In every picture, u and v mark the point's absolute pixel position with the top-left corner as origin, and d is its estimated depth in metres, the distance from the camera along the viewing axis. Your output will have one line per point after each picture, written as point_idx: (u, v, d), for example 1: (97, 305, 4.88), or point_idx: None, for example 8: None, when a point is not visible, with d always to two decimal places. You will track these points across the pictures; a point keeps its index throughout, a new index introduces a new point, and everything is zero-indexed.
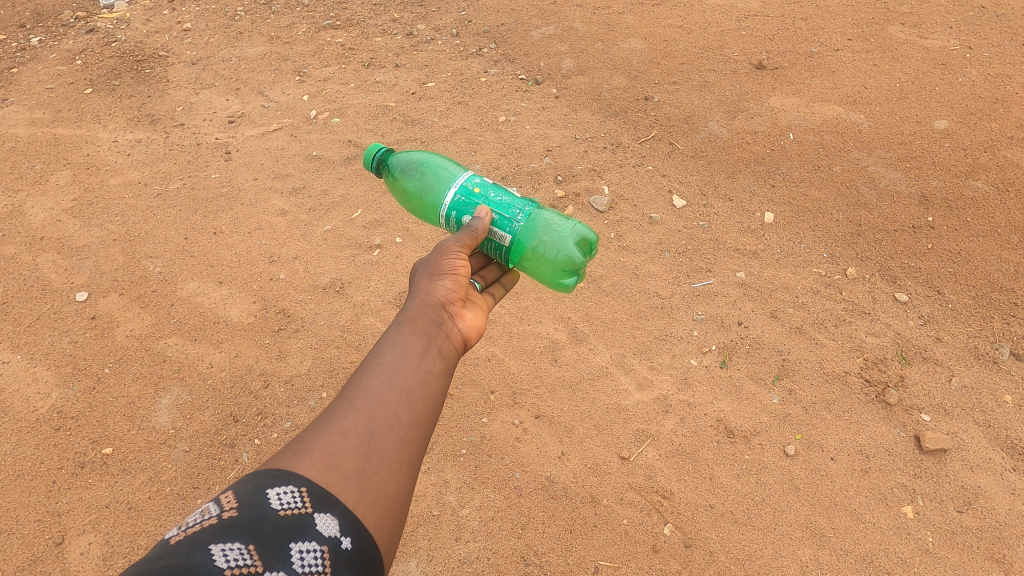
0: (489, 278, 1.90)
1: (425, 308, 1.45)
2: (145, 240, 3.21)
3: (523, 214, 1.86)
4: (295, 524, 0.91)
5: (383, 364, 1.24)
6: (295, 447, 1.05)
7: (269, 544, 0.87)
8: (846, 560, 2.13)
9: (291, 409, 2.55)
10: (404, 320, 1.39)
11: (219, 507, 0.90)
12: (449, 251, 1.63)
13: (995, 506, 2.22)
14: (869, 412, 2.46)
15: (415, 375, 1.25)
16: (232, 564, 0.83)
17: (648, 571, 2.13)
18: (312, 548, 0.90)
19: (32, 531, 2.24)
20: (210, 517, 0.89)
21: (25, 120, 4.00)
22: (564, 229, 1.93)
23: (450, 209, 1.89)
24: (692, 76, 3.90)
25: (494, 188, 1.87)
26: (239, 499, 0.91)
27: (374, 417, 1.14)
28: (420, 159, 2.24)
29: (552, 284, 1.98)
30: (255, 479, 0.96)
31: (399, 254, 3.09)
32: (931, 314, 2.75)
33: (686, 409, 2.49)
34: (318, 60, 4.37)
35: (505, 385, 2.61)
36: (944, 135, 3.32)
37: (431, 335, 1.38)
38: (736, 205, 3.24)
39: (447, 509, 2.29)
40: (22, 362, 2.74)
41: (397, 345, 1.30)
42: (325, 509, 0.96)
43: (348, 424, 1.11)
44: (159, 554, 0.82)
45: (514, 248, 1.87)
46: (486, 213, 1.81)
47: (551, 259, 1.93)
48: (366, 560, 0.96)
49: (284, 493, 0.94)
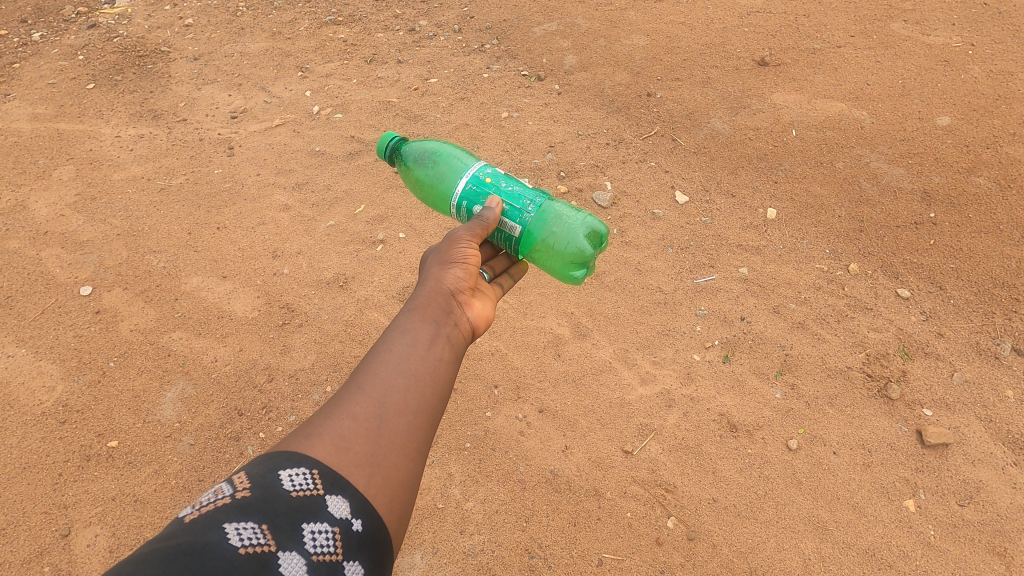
0: (497, 269, 1.93)
1: (434, 296, 1.46)
2: (149, 235, 3.21)
3: (534, 205, 1.86)
4: (307, 505, 0.92)
5: (393, 350, 1.25)
6: (306, 430, 1.06)
7: (281, 524, 0.88)
8: (849, 554, 2.15)
9: (296, 403, 2.56)
10: (414, 307, 1.39)
11: (232, 488, 0.91)
12: (459, 241, 1.64)
13: (996, 500, 2.23)
14: (871, 407, 2.47)
15: (424, 361, 1.26)
16: (245, 543, 0.83)
17: (652, 564, 2.14)
18: (324, 529, 0.91)
19: (39, 523, 2.25)
20: (222, 497, 0.89)
21: (27, 115, 4.00)
22: (575, 221, 1.94)
23: (461, 198, 1.90)
24: (695, 73, 3.91)
25: (506, 178, 1.87)
26: (252, 480, 0.92)
27: (385, 402, 1.15)
28: (432, 149, 2.25)
29: (561, 276, 1.99)
30: (266, 461, 0.97)
31: (402, 249, 3.09)
32: (933, 310, 2.76)
33: (689, 404, 2.51)
34: (320, 56, 4.38)
35: (509, 379, 2.62)
36: (947, 131, 3.32)
37: (440, 322, 1.39)
38: (738, 201, 3.25)
39: (452, 502, 2.30)
40: (27, 356, 2.74)
41: (406, 331, 1.31)
42: (336, 492, 0.97)
43: (358, 409, 1.12)
44: (173, 532, 0.83)
45: (524, 239, 1.87)
46: (497, 203, 1.81)
47: (561, 251, 1.94)
48: (376, 543, 0.96)
49: (296, 475, 0.95)
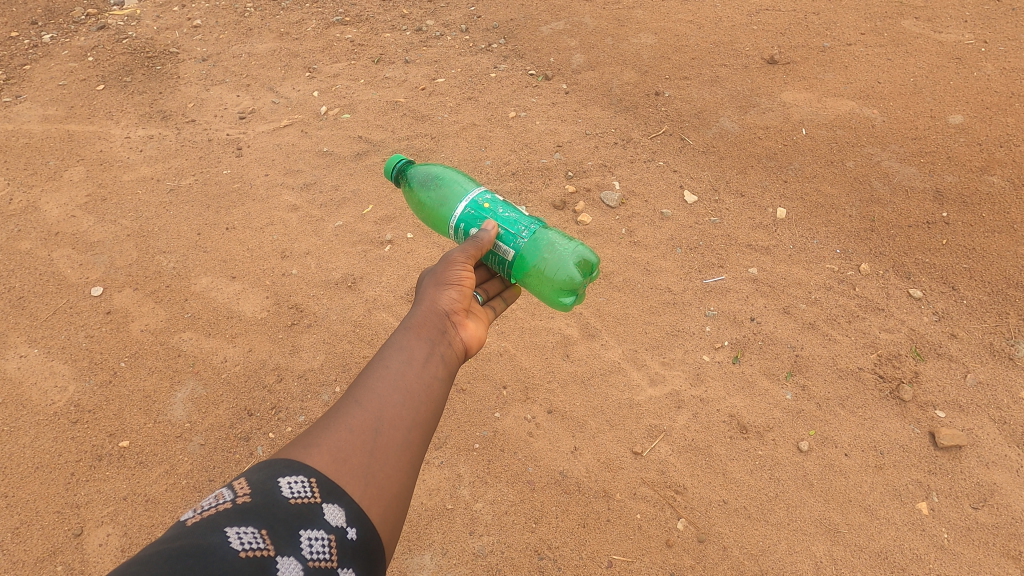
0: (491, 292, 1.89)
1: (430, 316, 1.45)
2: (159, 235, 3.23)
3: (528, 232, 1.85)
4: (305, 512, 0.92)
5: (389, 366, 1.24)
6: (304, 440, 1.06)
7: (279, 530, 0.87)
8: (860, 556, 2.13)
9: (305, 404, 2.56)
10: (410, 326, 1.39)
11: (233, 493, 0.91)
12: (456, 262, 1.64)
13: (1011, 503, 2.21)
14: (883, 408, 2.45)
15: (419, 379, 1.25)
16: (245, 547, 0.83)
17: (662, 566, 2.13)
18: (320, 537, 0.90)
19: (52, 523, 2.26)
20: (224, 502, 0.89)
21: (38, 117, 4.02)
22: (567, 249, 1.95)
23: (459, 221, 1.90)
24: (703, 71, 3.89)
25: (503, 204, 1.88)
26: (252, 486, 0.92)
27: (381, 415, 1.15)
28: (436, 173, 2.24)
29: (551, 302, 1.98)
30: (267, 467, 0.97)
31: (410, 250, 3.10)
32: (945, 311, 2.74)
33: (699, 405, 2.50)
34: (328, 56, 4.39)
35: (517, 380, 2.62)
36: (960, 130, 3.28)
37: (435, 341, 1.38)
38: (748, 201, 3.24)
39: (461, 503, 2.30)
40: (39, 356, 2.76)
41: (402, 348, 1.30)
42: (333, 500, 0.97)
43: (355, 421, 1.12)
44: (174, 534, 0.82)
45: (516, 264, 1.86)
46: (492, 227, 1.80)
47: (551, 278, 1.94)
48: (369, 552, 0.96)
49: (295, 483, 0.95)
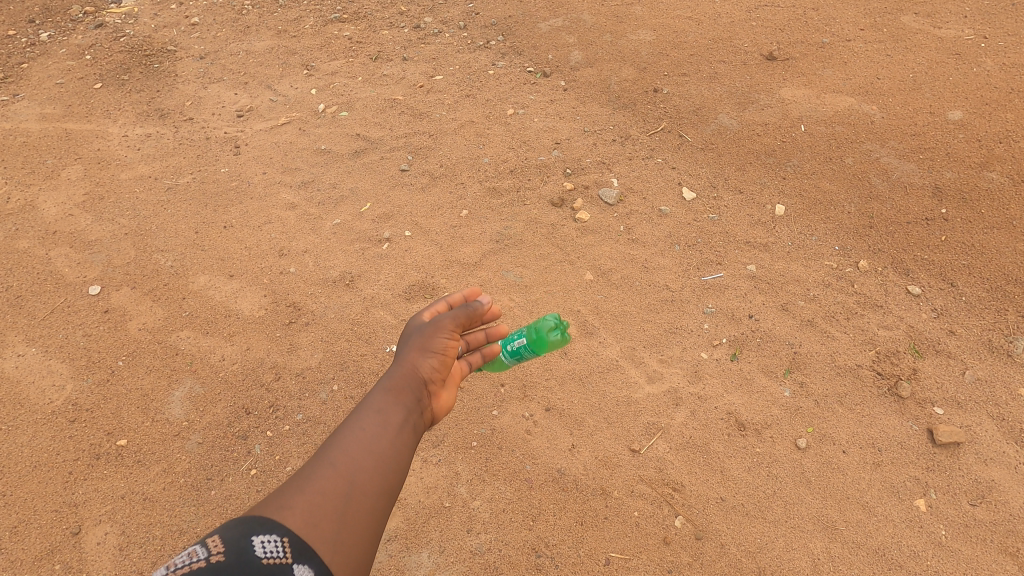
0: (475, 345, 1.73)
1: (416, 370, 1.43)
2: (157, 234, 3.23)
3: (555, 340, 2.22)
4: None
5: (368, 428, 1.23)
6: (277, 500, 1.06)
7: None
8: (858, 553, 2.12)
9: (303, 402, 2.56)
10: (394, 381, 1.37)
11: (206, 550, 0.91)
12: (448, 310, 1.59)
13: (1008, 500, 2.20)
14: (881, 405, 2.45)
15: (396, 445, 1.23)
16: None
17: (660, 563, 2.13)
18: None
19: (50, 521, 2.26)
20: (197, 560, 0.89)
21: (36, 116, 4.01)
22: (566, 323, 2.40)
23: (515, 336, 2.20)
24: (702, 67, 3.88)
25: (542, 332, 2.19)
26: (227, 544, 0.92)
27: (355, 479, 1.14)
28: None
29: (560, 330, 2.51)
30: (240, 524, 0.97)
31: (409, 248, 3.10)
32: (944, 307, 2.74)
33: (697, 402, 2.49)
34: (326, 53, 4.38)
35: (515, 378, 2.61)
36: (959, 126, 3.27)
37: (418, 403, 1.36)
38: (746, 198, 3.23)
39: (459, 501, 2.29)
40: (37, 355, 2.76)
41: (383, 409, 1.28)
42: (303, 566, 0.96)
43: (329, 484, 1.11)
44: None
45: None
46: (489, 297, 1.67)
47: None
48: None
49: (268, 543, 0.95)
